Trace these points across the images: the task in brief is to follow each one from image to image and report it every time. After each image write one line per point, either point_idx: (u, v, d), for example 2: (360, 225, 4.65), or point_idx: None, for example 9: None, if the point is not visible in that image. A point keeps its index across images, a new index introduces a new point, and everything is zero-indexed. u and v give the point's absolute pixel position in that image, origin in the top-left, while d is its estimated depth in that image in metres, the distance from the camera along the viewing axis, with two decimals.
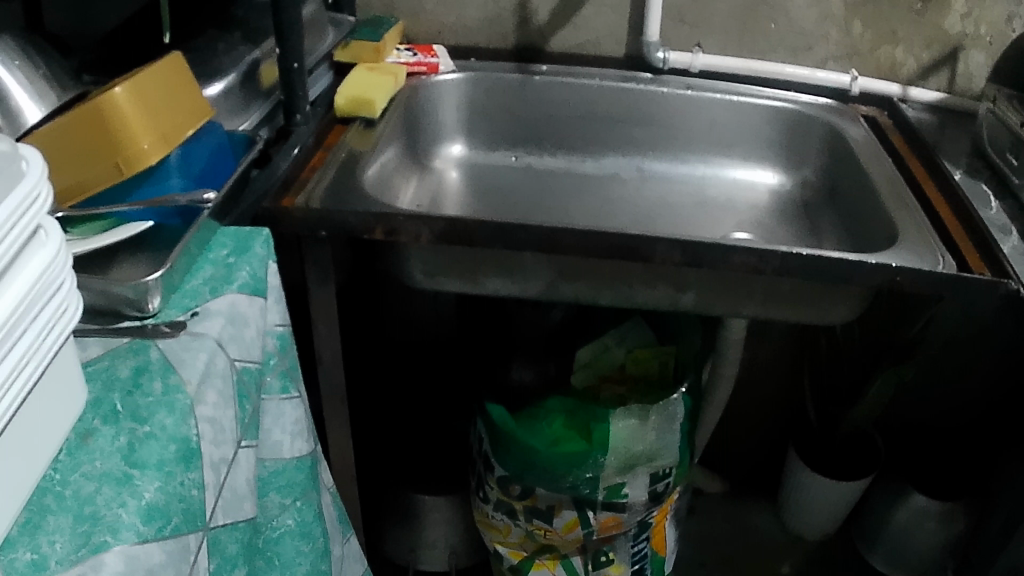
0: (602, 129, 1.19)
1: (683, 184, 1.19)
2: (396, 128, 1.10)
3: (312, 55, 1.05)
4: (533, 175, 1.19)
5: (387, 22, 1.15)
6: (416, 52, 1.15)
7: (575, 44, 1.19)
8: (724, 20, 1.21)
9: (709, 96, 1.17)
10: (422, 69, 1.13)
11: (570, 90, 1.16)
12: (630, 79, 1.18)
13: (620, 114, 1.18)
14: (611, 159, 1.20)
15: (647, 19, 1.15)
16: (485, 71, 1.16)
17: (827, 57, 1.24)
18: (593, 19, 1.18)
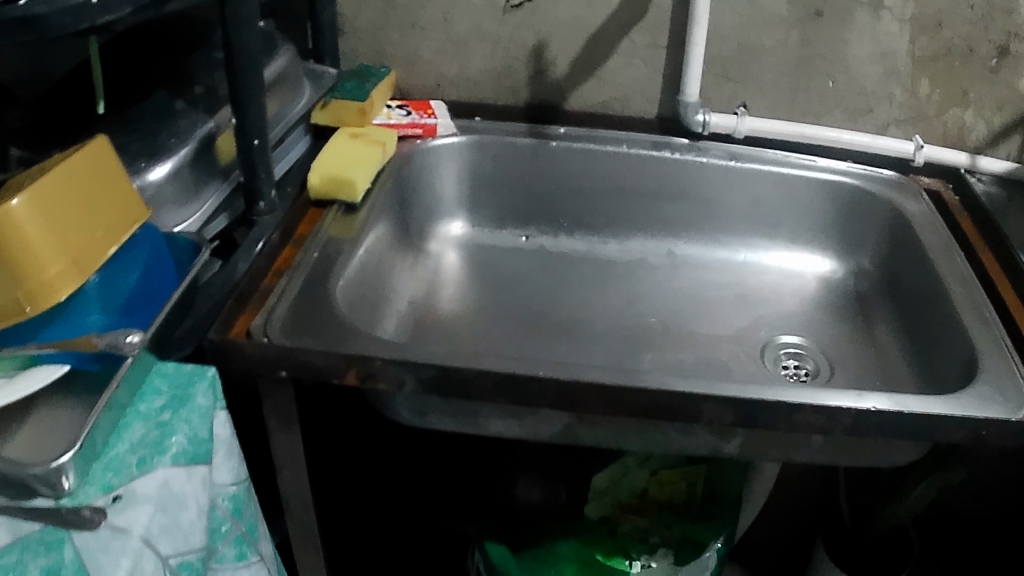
0: (626, 206, 1.02)
1: (721, 274, 1.02)
2: (386, 209, 0.93)
3: (274, 124, 0.86)
4: (545, 263, 1.01)
5: (376, 73, 0.98)
6: (410, 110, 0.98)
7: (599, 102, 1.02)
8: (774, 76, 1.04)
9: (754, 168, 1.00)
10: (419, 131, 0.96)
11: (591, 157, 0.99)
12: (663, 146, 1.00)
13: (648, 187, 1.01)
14: (636, 242, 1.03)
15: (685, 76, 0.97)
16: (491, 134, 0.99)
17: (889, 121, 1.07)
18: (620, 73, 1.00)
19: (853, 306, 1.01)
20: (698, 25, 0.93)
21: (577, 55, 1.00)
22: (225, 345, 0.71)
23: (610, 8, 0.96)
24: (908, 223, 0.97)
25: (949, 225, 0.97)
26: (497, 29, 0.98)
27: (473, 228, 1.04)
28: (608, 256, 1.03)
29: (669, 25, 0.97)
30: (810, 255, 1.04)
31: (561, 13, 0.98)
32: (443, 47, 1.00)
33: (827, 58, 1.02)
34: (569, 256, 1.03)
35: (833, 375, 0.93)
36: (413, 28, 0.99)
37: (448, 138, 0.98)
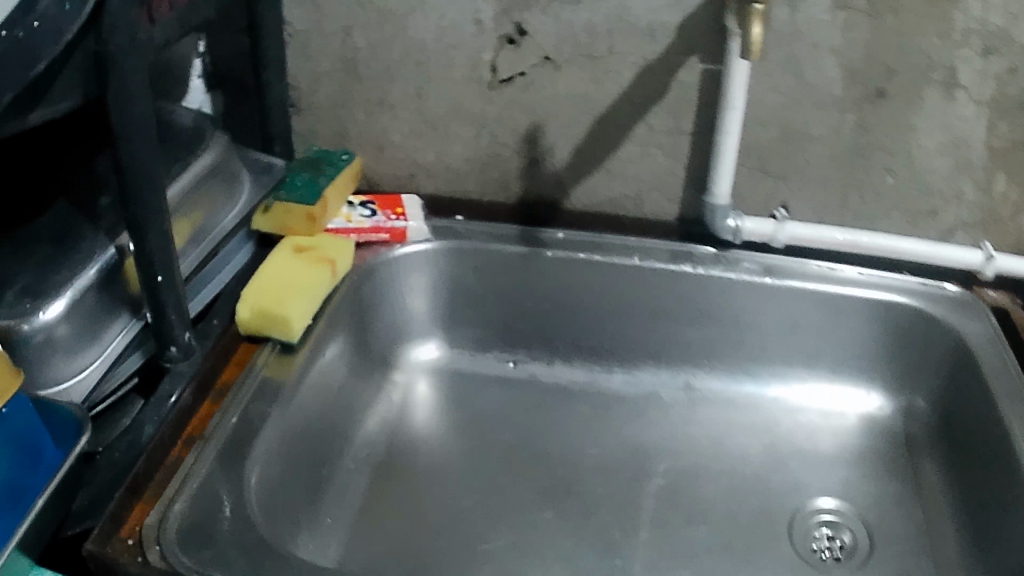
0: (633, 329, 0.85)
1: (744, 414, 0.85)
2: (344, 334, 0.78)
3: (193, 247, 0.71)
4: (534, 400, 0.85)
5: (335, 160, 0.83)
6: (377, 210, 0.83)
7: (607, 199, 0.84)
8: (822, 170, 0.83)
9: (792, 287, 0.82)
10: (385, 236, 0.81)
11: (593, 271, 0.82)
12: (684, 257, 0.82)
13: (661, 306, 0.84)
14: (644, 374, 0.87)
15: (718, 172, 0.78)
16: (472, 240, 0.83)
17: (955, 225, 0.84)
18: (632, 165, 0.82)
19: (907, 459, 0.82)
20: (730, 111, 0.75)
21: (581, 142, 0.82)
22: (106, 559, 0.56)
23: (621, 86, 0.79)
24: (972, 356, 0.78)
25: (1009, 344, 0.78)
26: (486, 109, 0.82)
27: (453, 351, 0.88)
28: (614, 390, 0.87)
29: (694, 109, 0.79)
30: (854, 388, 0.87)
31: (563, 90, 0.80)
32: (418, 130, 0.85)
33: (891, 148, 0.81)
34: (567, 388, 0.87)
35: (876, 550, 0.75)
36: (380, 106, 0.84)
37: (421, 245, 0.83)
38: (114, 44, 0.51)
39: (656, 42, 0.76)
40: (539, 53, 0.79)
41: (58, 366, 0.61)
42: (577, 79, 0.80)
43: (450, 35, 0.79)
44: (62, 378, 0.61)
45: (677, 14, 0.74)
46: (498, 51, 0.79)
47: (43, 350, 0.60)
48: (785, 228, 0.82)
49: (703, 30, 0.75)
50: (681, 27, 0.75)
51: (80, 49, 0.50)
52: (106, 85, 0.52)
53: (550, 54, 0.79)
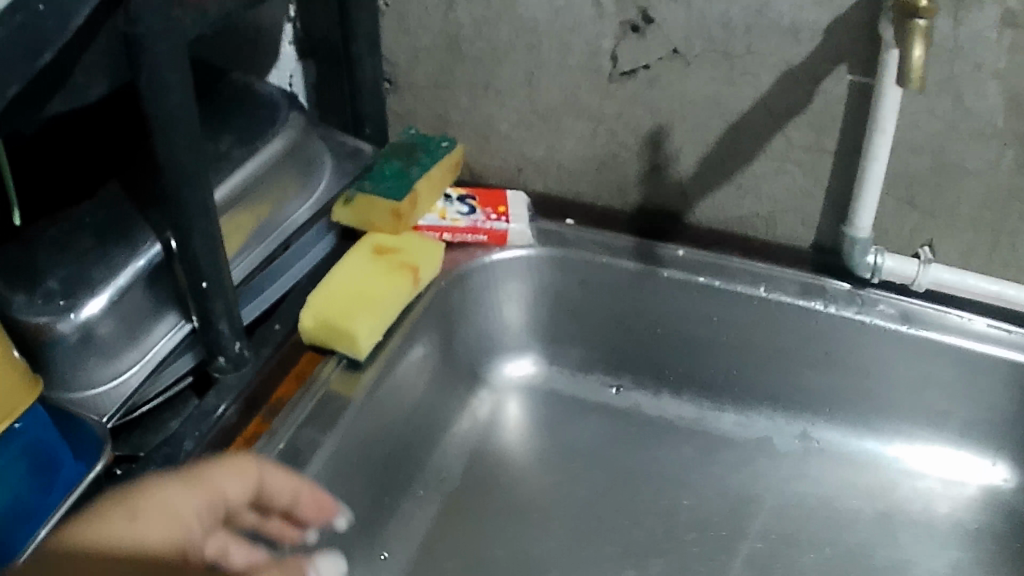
0: (750, 366, 0.76)
1: (860, 472, 0.75)
2: (430, 340, 0.71)
3: (259, 242, 0.66)
4: (626, 436, 0.75)
5: (432, 151, 0.75)
6: (475, 208, 0.75)
7: (735, 217, 0.74)
8: (975, 212, 0.72)
9: (932, 339, 0.70)
10: (483, 237, 0.73)
11: (710, 299, 0.73)
12: (816, 292, 0.72)
13: (782, 343, 0.74)
14: (756, 416, 0.77)
15: (861, 201, 0.68)
16: (579, 250, 0.74)
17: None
18: (768, 182, 0.72)
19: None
20: (877, 133, 0.65)
21: (711, 149, 0.72)
22: None
23: (758, 92, 0.69)
24: None
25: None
26: (603, 105, 0.73)
27: (551, 369, 0.79)
28: (724, 431, 0.77)
29: (837, 125, 0.68)
30: (977, 456, 0.74)
31: (692, 89, 0.70)
32: (528, 121, 0.75)
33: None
34: (671, 425, 0.77)
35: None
36: (486, 92, 0.75)
37: (523, 250, 0.74)
38: (144, 22, 0.47)
39: (800, 45, 0.66)
40: (668, 46, 0.69)
41: (90, 369, 0.58)
42: (709, 77, 0.70)
43: (565, 17, 0.70)
44: (95, 382, 0.59)
45: (825, 16, 0.64)
46: (621, 39, 0.70)
47: (84, 346, 0.58)
48: (930, 272, 0.71)
49: (851, 36, 0.64)
50: (829, 31, 0.65)
51: (107, 28, 0.48)
52: (137, 68, 0.48)
53: (680, 48, 0.69)
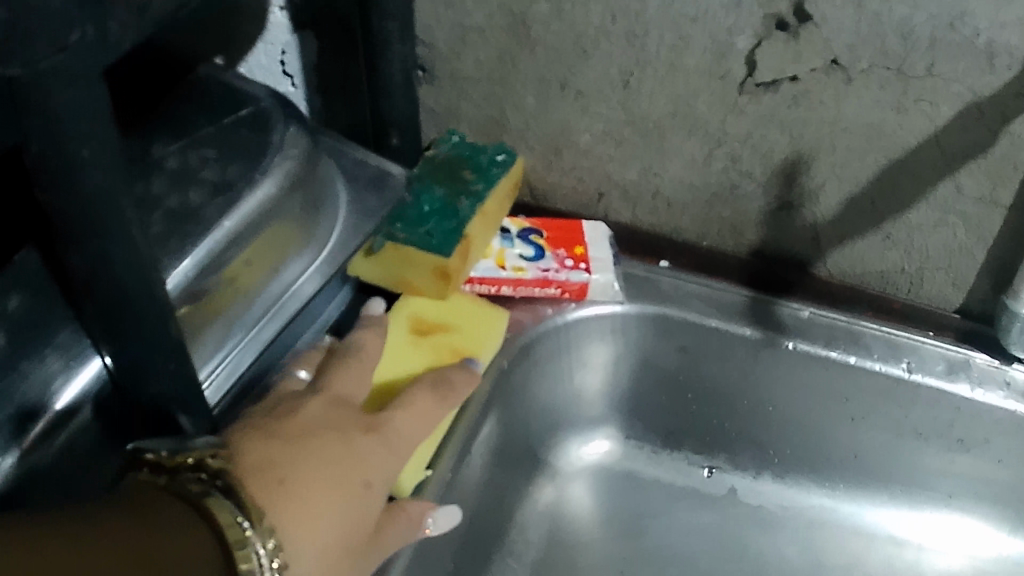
0: (878, 447, 0.58)
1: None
2: (491, 422, 0.54)
3: (253, 321, 0.49)
4: (703, 536, 0.58)
5: (482, 166, 0.56)
6: (544, 251, 0.57)
7: (877, 271, 0.58)
8: None
9: None
10: (555, 290, 0.56)
11: (841, 377, 0.56)
12: (962, 374, 0.55)
13: (917, 423, 0.56)
14: (873, 502, 0.59)
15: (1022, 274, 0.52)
16: (682, 308, 0.57)
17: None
18: (922, 236, 0.55)
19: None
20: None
21: (864, 190, 0.55)
22: None
23: (934, 124, 0.50)
24: None
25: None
26: (727, 122, 0.54)
27: (628, 444, 0.62)
28: (840, 531, 0.58)
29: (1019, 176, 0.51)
30: None
31: (848, 113, 0.52)
32: (620, 133, 0.57)
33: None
34: (770, 526, 0.58)
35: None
36: (562, 92, 0.56)
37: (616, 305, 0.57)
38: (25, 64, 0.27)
39: (993, 72, 0.47)
40: (827, 55, 0.50)
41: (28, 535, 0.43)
42: (872, 101, 0.51)
43: (688, 3, 0.50)
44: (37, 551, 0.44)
45: None
46: (763, 39, 0.50)
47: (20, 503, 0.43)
48: None
49: None
50: None
51: None
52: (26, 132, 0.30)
53: (842, 58, 0.49)
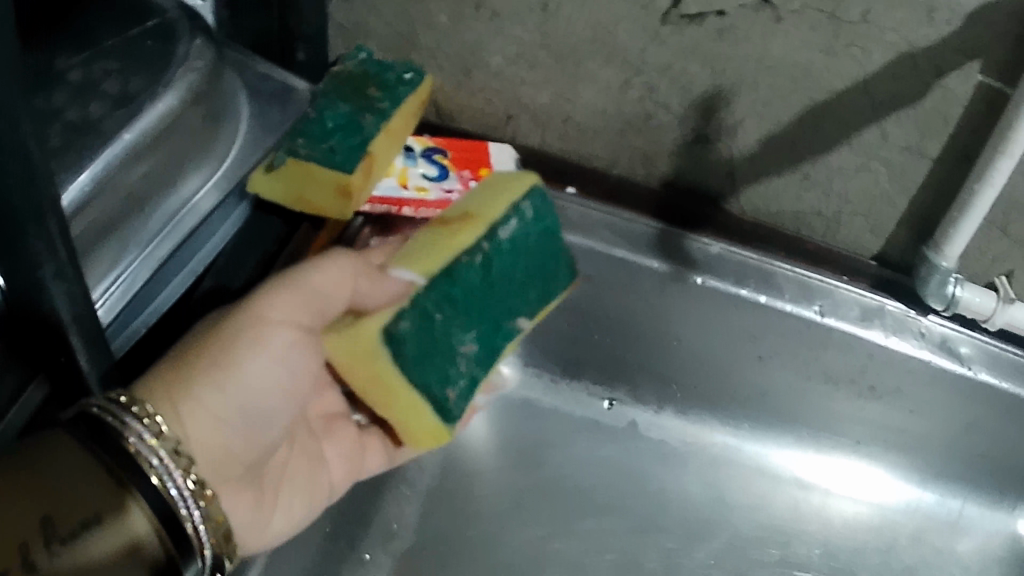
0: (782, 388, 0.58)
1: (908, 532, 0.59)
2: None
3: (148, 238, 0.46)
4: (621, 469, 0.58)
5: (388, 78, 0.53)
6: (447, 168, 0.52)
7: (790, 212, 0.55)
8: None
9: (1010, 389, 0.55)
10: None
11: (760, 322, 0.54)
12: (876, 320, 0.55)
13: (829, 366, 0.56)
14: (769, 440, 0.60)
15: (955, 227, 0.52)
16: (590, 237, 0.53)
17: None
18: (843, 179, 0.53)
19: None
20: (1003, 159, 0.48)
21: (783, 130, 0.52)
22: None
23: (863, 70, 0.49)
24: None
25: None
26: (647, 51, 0.51)
27: (527, 373, 0.61)
28: (734, 468, 0.59)
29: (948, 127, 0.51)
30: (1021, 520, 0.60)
31: (774, 52, 0.49)
32: (533, 57, 0.52)
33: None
34: (672, 462, 0.59)
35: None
36: (476, 12, 0.52)
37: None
38: None
39: (931, 26, 0.46)
40: None
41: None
42: (800, 42, 0.49)
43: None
44: None
45: None
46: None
47: None
48: (1008, 312, 0.56)
49: (1000, 29, 0.45)
50: (974, 17, 0.45)
51: None
52: None
53: None
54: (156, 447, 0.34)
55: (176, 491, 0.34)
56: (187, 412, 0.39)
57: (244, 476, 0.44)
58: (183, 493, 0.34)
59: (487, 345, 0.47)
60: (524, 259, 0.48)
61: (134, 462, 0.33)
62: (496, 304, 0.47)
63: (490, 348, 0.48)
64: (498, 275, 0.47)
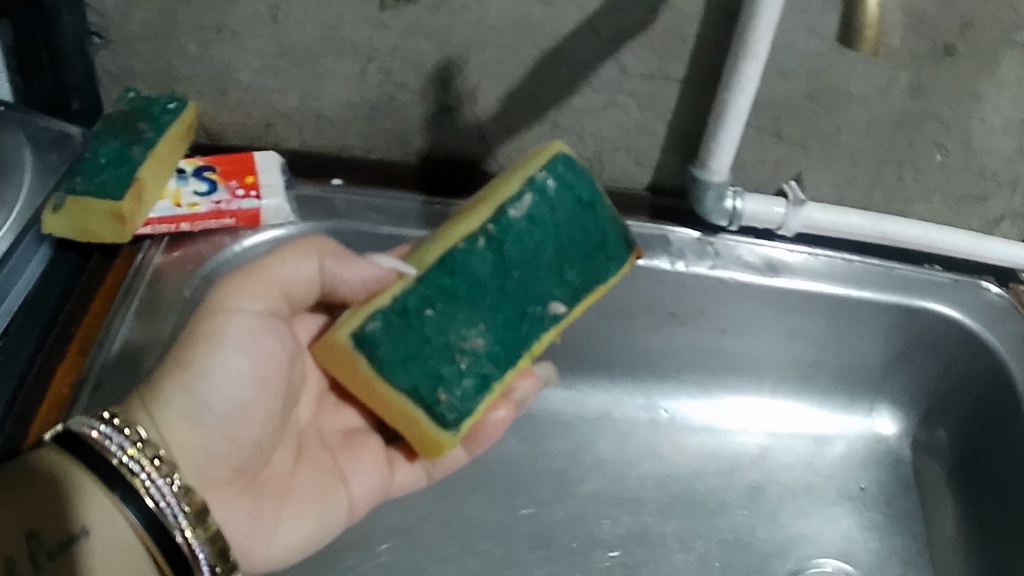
0: (581, 331, 0.60)
1: (751, 452, 0.62)
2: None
3: None
4: None
5: (153, 111, 0.55)
6: (217, 183, 0.55)
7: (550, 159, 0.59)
8: (845, 146, 0.58)
9: (814, 289, 0.58)
10: (230, 221, 0.55)
11: None
12: (656, 249, 0.57)
13: (623, 302, 0.58)
14: (579, 385, 0.63)
15: (724, 138, 0.54)
16: (354, 222, 0.55)
17: (1002, 214, 0.62)
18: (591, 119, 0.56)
19: (927, 502, 0.62)
20: (748, 62, 0.50)
21: (520, 84, 0.55)
22: None
23: (584, 10, 0.51)
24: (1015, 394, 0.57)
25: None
26: (374, 37, 0.53)
27: None
28: (549, 415, 0.62)
29: (686, 48, 0.53)
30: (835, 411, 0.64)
31: (493, 13, 0.52)
32: (276, 66, 0.55)
33: (947, 119, 0.57)
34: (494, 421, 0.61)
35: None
36: (219, 35, 0.54)
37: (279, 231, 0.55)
38: None
39: None
40: None
41: None
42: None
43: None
44: None
45: None
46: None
47: None
48: (800, 215, 0.57)
49: None
50: None
51: None
52: None
53: None
54: (139, 456, 0.40)
55: (157, 500, 0.40)
56: (169, 408, 0.43)
57: (239, 488, 0.47)
58: (166, 500, 0.40)
59: (504, 339, 0.46)
60: (546, 239, 0.47)
61: (118, 472, 0.40)
62: (513, 291, 0.46)
63: (508, 342, 0.47)
64: (516, 259, 0.46)
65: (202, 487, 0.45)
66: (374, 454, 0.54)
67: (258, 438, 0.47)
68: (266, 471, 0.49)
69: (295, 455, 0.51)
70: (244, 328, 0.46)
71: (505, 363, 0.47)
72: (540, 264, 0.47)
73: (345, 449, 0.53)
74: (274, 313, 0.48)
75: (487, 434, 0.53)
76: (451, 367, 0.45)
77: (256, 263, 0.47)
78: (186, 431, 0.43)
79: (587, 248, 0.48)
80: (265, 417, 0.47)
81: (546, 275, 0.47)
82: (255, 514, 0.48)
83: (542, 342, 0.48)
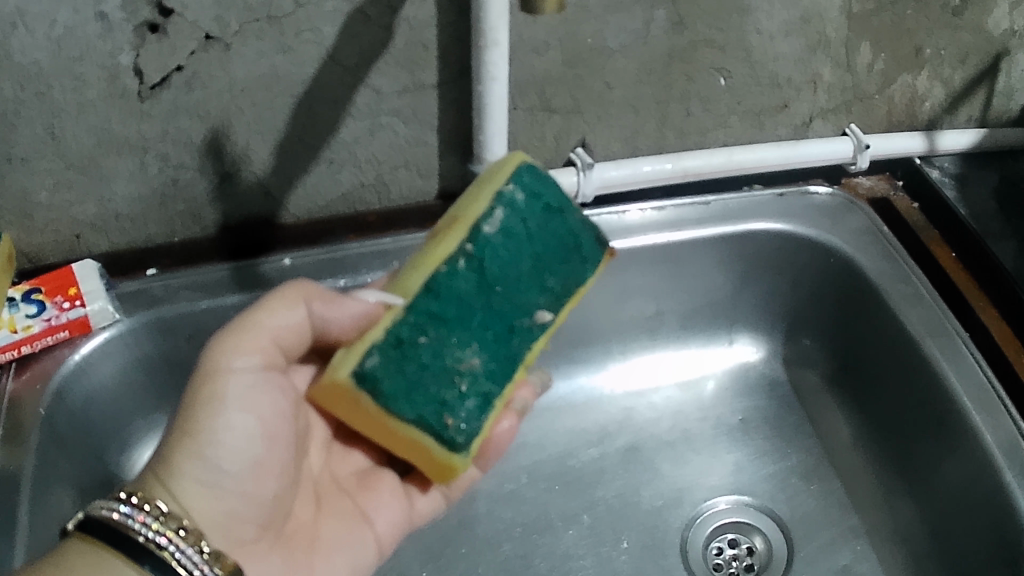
0: None
1: (618, 416, 0.64)
2: (59, 462, 0.55)
3: None
4: None
5: None
6: (45, 302, 0.57)
7: (337, 195, 0.62)
8: (621, 100, 0.58)
9: (643, 240, 0.59)
10: (64, 334, 0.56)
11: None
12: None
13: None
14: None
15: (490, 126, 0.55)
16: (176, 303, 0.59)
17: (811, 115, 0.63)
18: (362, 146, 0.58)
19: (811, 411, 0.64)
20: (488, 51, 0.50)
21: (286, 134, 0.56)
22: None
23: (324, 47, 0.52)
24: (873, 291, 0.58)
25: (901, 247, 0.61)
26: (144, 129, 0.53)
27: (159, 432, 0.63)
28: None
29: (431, 53, 0.54)
30: (687, 350, 0.66)
31: (240, 75, 0.52)
32: (66, 179, 0.55)
33: (720, 43, 0.56)
34: None
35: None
36: (9, 164, 0.53)
37: (109, 331, 0.58)
38: None
39: None
40: (198, 34, 0.50)
41: None
42: (256, 55, 0.52)
43: (70, 46, 0.48)
44: None
45: None
46: (140, 49, 0.49)
47: None
48: (593, 176, 0.59)
49: None
50: None
51: None
52: None
53: (212, 31, 0.50)
54: (162, 529, 0.40)
55: (190, 569, 0.40)
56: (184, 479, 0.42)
57: (267, 543, 0.46)
58: (198, 568, 0.40)
59: (497, 354, 0.45)
60: (522, 251, 0.46)
61: (145, 549, 0.40)
62: (498, 306, 0.45)
63: (501, 357, 0.45)
64: (497, 275, 0.45)
65: (229, 549, 0.43)
66: (393, 489, 0.53)
67: (276, 493, 0.46)
68: (290, 523, 0.47)
69: (314, 505, 0.50)
70: (242, 383, 0.44)
71: (501, 378, 0.45)
72: (521, 277, 0.46)
73: (364, 489, 0.52)
74: (270, 364, 0.45)
75: (494, 449, 0.51)
76: (451, 390, 0.43)
77: (242, 317, 0.45)
78: (207, 499, 0.42)
79: (561, 253, 0.48)
80: (282, 470, 0.46)
81: (529, 285, 0.46)
82: (290, 566, 0.46)
83: (531, 353, 0.47)
